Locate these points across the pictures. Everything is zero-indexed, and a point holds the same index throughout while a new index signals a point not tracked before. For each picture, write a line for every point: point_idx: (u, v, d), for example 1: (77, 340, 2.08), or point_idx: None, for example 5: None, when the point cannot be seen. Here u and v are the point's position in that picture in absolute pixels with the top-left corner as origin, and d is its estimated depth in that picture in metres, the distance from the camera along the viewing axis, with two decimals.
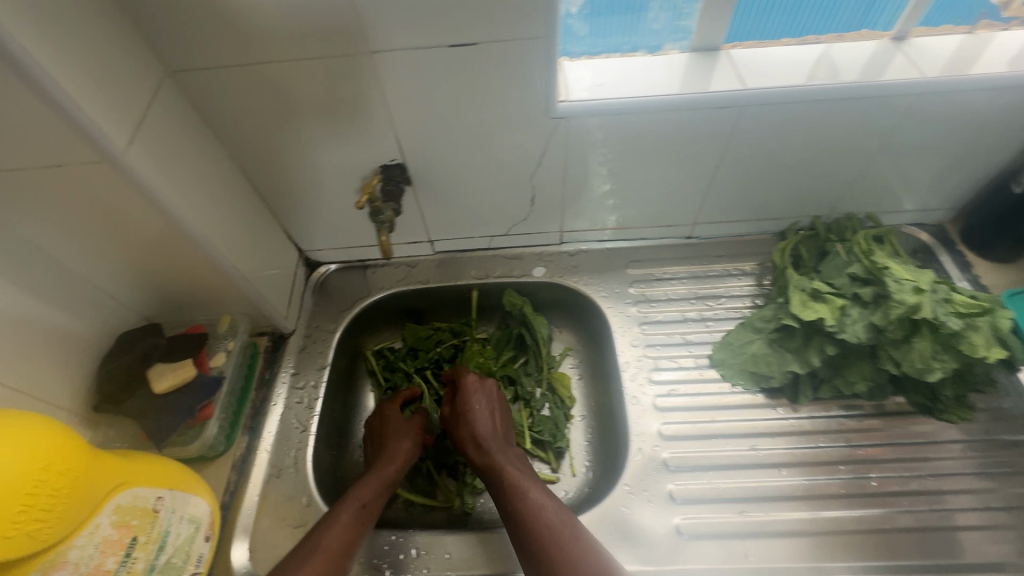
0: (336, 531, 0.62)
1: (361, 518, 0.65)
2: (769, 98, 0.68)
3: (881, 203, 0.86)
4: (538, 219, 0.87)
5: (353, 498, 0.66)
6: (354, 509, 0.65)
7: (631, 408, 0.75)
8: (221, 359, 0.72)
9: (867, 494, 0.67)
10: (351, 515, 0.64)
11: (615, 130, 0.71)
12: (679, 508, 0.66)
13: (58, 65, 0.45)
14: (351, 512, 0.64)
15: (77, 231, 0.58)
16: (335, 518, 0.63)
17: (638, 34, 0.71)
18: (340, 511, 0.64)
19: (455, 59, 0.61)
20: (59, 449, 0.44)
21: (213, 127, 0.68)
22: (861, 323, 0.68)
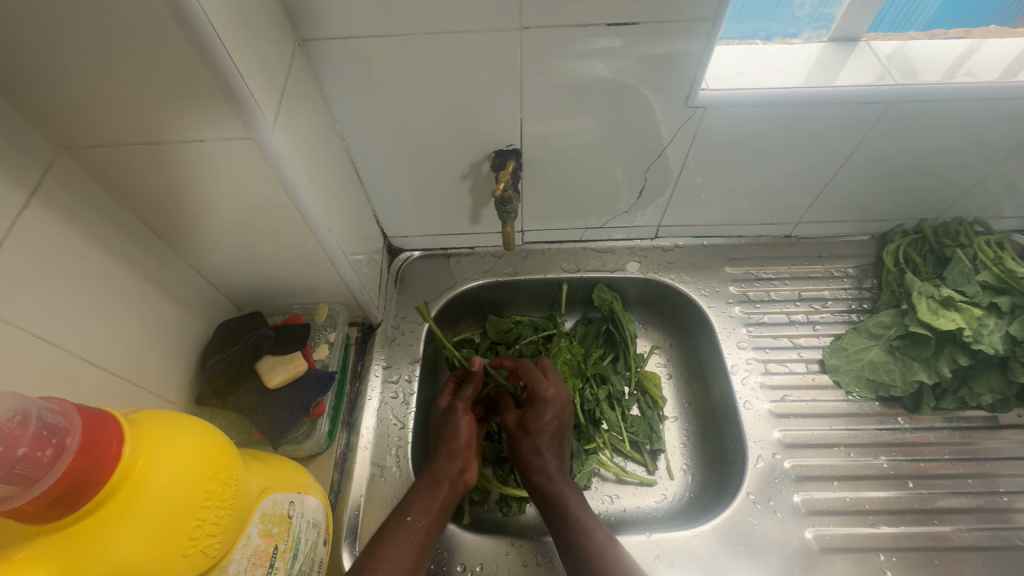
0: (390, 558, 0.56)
1: (417, 548, 0.59)
2: (921, 95, 0.64)
3: (992, 209, 0.83)
4: (639, 212, 0.83)
5: (408, 522, 0.60)
6: (411, 537, 0.59)
7: (745, 414, 0.73)
8: (323, 351, 0.70)
9: (993, 509, 0.66)
10: (407, 544, 0.58)
11: (747, 123, 0.68)
12: (808, 519, 0.65)
13: (226, 27, 0.41)
14: (408, 543, 0.59)
15: (201, 209, 0.55)
16: (390, 547, 0.58)
17: (777, 20, 0.68)
18: (396, 538, 0.58)
19: (607, 38, 0.58)
20: (217, 455, 0.41)
21: (328, 104, 0.64)
22: (998, 334, 0.67)
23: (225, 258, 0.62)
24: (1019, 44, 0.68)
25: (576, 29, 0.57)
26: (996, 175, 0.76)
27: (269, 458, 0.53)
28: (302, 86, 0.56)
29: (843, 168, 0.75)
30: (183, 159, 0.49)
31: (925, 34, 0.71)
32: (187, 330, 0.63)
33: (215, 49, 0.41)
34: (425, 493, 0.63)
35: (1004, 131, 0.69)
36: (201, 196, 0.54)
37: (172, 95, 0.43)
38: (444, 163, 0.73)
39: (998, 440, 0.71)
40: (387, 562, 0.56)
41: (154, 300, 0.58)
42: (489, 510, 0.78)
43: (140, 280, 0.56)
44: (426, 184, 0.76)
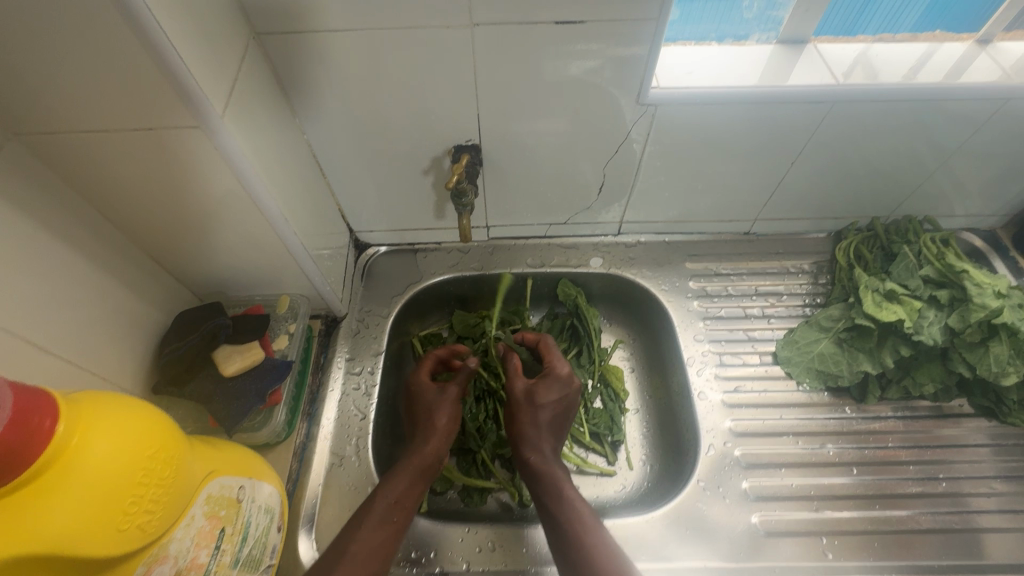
0: (366, 541, 0.58)
1: (396, 532, 0.60)
2: (861, 95, 0.67)
3: (940, 207, 0.85)
4: (600, 209, 0.85)
5: (389, 504, 0.61)
6: (392, 520, 0.60)
7: (699, 404, 0.75)
8: (283, 342, 0.71)
9: (932, 494, 0.69)
10: (385, 525, 0.60)
11: (697, 121, 0.70)
12: (755, 505, 0.67)
13: (171, 20, 0.43)
14: (388, 525, 0.60)
15: (154, 199, 0.56)
16: (369, 530, 0.59)
17: (727, 22, 0.70)
18: (376, 520, 0.59)
19: (557, 36, 0.59)
20: (158, 435, 0.42)
21: (287, 97, 0.65)
22: (937, 326, 0.69)
23: (184, 248, 0.63)
24: (958, 49, 0.71)
25: (525, 26, 0.58)
26: (940, 174, 0.79)
27: (223, 444, 0.55)
28: (257, 79, 0.57)
29: (794, 166, 0.78)
30: (135, 148, 0.50)
31: (872, 38, 0.73)
32: (144, 320, 0.63)
33: (157, 40, 0.42)
34: (410, 476, 0.64)
35: (944, 131, 0.72)
36: (155, 185, 0.54)
37: (119, 85, 0.45)
38: (406, 158, 0.74)
39: (940, 429, 0.74)
40: (364, 547, 0.57)
41: (109, 289, 0.58)
42: (451, 500, 0.79)
43: (94, 268, 0.56)
44: (389, 179, 0.77)
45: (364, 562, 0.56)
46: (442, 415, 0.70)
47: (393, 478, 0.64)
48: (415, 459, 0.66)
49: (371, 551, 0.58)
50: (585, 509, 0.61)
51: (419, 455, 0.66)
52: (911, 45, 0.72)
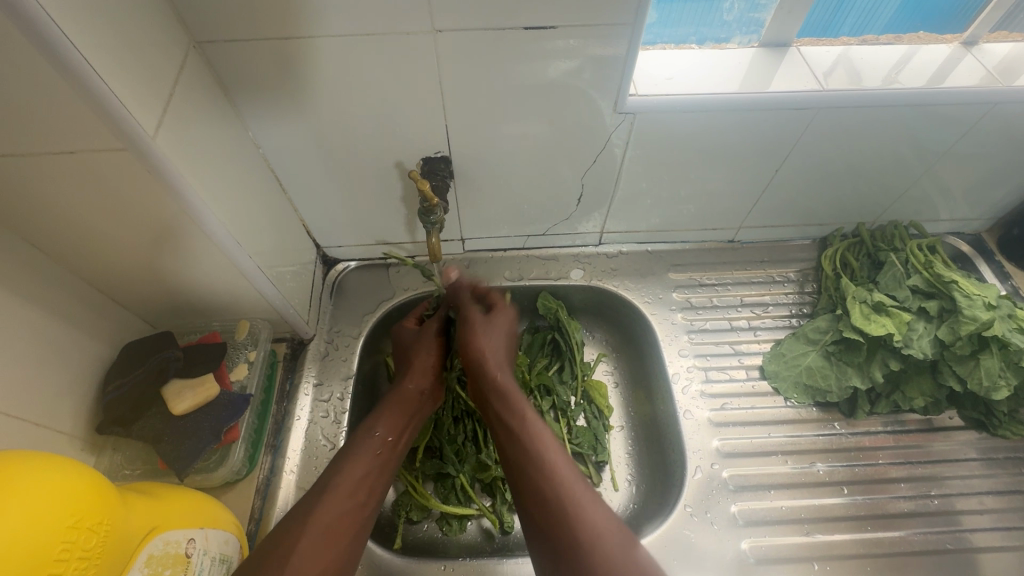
0: (354, 473, 0.58)
1: (382, 462, 0.61)
2: (846, 101, 0.64)
3: (926, 213, 0.83)
4: (580, 219, 0.81)
5: (375, 438, 0.62)
6: (378, 451, 0.61)
7: (685, 423, 0.73)
8: (243, 371, 0.67)
9: (924, 513, 0.68)
10: (372, 457, 0.60)
11: (676, 130, 0.67)
12: (745, 531, 0.66)
13: (78, 30, 0.38)
14: (374, 456, 0.60)
15: (84, 227, 0.51)
16: (356, 463, 0.59)
17: (708, 25, 0.67)
18: (363, 450, 0.60)
19: (526, 42, 0.56)
20: (82, 498, 0.38)
21: (236, 108, 0.60)
22: (927, 338, 0.68)
23: (130, 277, 0.58)
24: (944, 51, 0.69)
25: (492, 32, 0.55)
26: (927, 179, 0.77)
27: (169, 493, 0.51)
28: (196, 92, 0.53)
29: (779, 174, 0.75)
30: (59, 174, 0.45)
31: (858, 40, 0.70)
32: (88, 355, 0.58)
33: (70, 57, 0.38)
34: (393, 414, 0.65)
35: (931, 135, 0.70)
36: (88, 213, 0.49)
37: (29, 109, 0.40)
38: (372, 170, 0.70)
39: (930, 443, 0.72)
40: (351, 480, 0.57)
41: (47, 325, 0.53)
42: (426, 529, 0.75)
43: (28, 304, 0.51)
44: (355, 192, 0.73)
45: (350, 493, 0.56)
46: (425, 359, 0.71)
47: (377, 415, 0.65)
48: (397, 400, 0.67)
49: (358, 482, 0.58)
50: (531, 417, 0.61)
51: (400, 393, 0.68)
52: (894, 47, 0.69)
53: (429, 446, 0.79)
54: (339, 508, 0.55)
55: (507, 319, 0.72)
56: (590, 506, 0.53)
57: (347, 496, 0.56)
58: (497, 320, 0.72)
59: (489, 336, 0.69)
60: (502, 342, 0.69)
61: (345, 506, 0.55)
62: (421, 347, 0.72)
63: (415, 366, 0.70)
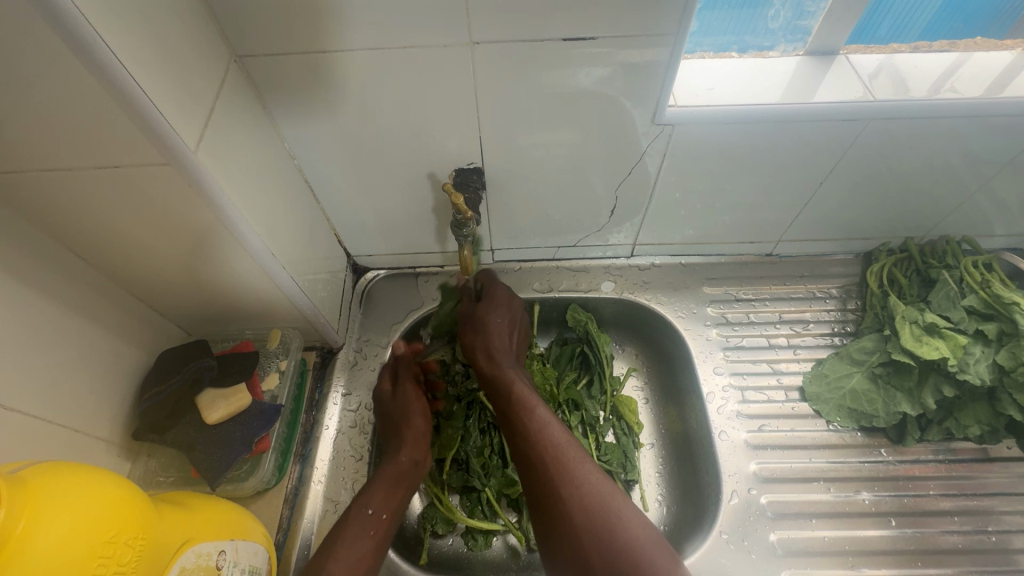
0: (347, 558, 0.56)
1: (377, 544, 0.59)
2: (899, 113, 0.61)
3: (980, 227, 0.78)
4: (611, 230, 0.79)
5: (367, 516, 0.59)
6: (371, 533, 0.59)
7: (721, 444, 0.71)
8: (273, 380, 0.68)
9: (978, 549, 0.65)
10: (366, 540, 0.58)
11: (716, 142, 0.64)
12: (784, 561, 0.63)
13: (128, 53, 0.39)
14: (368, 539, 0.58)
15: (125, 238, 0.52)
16: (347, 545, 0.57)
17: (750, 33, 0.64)
18: (355, 534, 0.58)
19: (564, 54, 0.55)
20: (115, 512, 0.39)
21: (272, 120, 0.60)
22: (984, 363, 0.65)
23: (168, 286, 0.59)
24: (1005, 58, 0.65)
25: (531, 45, 0.54)
26: (983, 193, 0.72)
27: (200, 504, 0.51)
28: (235, 105, 0.53)
29: (823, 187, 0.72)
30: (104, 188, 0.46)
31: (908, 47, 0.66)
32: (128, 363, 0.60)
33: (118, 74, 0.38)
34: (387, 487, 0.63)
35: (989, 147, 0.66)
36: (130, 226, 0.51)
37: (77, 125, 0.41)
38: (404, 182, 0.70)
39: (985, 474, 0.69)
40: (346, 566, 0.55)
41: (89, 334, 0.55)
42: (453, 542, 0.74)
43: (70, 314, 0.53)
44: (387, 203, 0.73)
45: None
46: (415, 422, 0.68)
47: (369, 488, 0.62)
48: (389, 470, 0.64)
49: (350, 570, 0.55)
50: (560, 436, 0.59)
51: (394, 463, 0.65)
52: (947, 54, 0.65)
53: (456, 458, 0.77)
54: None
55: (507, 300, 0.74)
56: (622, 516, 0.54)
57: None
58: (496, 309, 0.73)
59: (498, 319, 0.72)
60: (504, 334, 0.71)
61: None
62: (409, 416, 0.69)
63: (406, 436, 0.67)
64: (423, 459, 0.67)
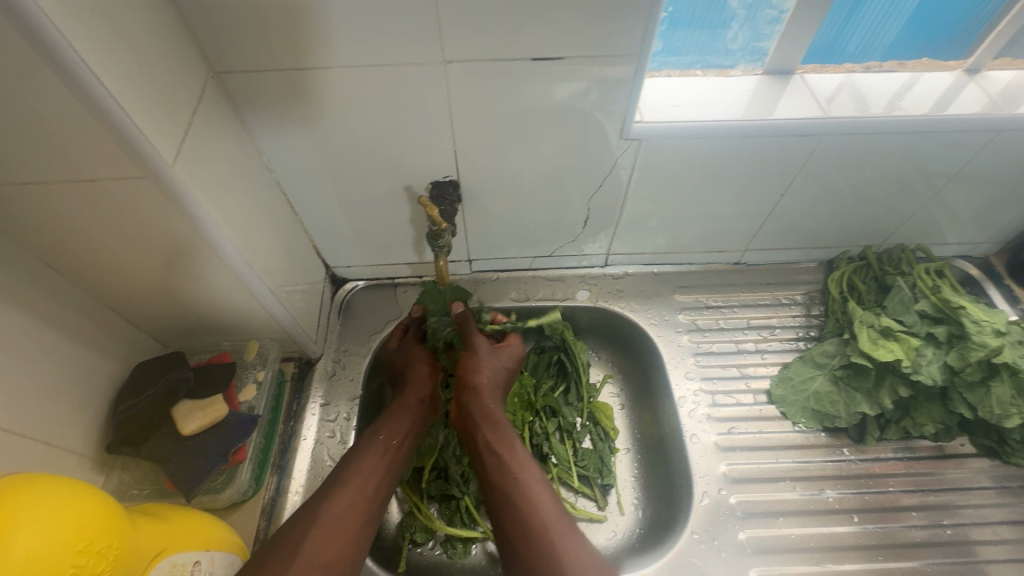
0: (371, 464, 0.61)
1: (388, 465, 0.62)
2: (851, 129, 0.65)
3: (932, 236, 0.83)
4: (586, 240, 0.82)
5: (377, 441, 0.63)
6: (384, 454, 0.63)
7: (692, 447, 0.73)
8: (251, 392, 0.68)
9: (936, 542, 0.68)
10: (377, 459, 0.62)
11: (682, 156, 0.67)
12: (754, 559, 0.66)
13: (107, 70, 0.40)
14: (390, 451, 0.63)
15: (101, 250, 0.52)
16: (359, 463, 0.61)
17: (712, 53, 0.68)
18: (366, 457, 0.62)
19: (533, 72, 0.57)
20: (90, 523, 0.39)
21: (251, 135, 0.62)
22: (936, 364, 0.69)
23: (143, 299, 0.59)
24: (947, 78, 0.69)
25: (501, 63, 0.56)
26: (934, 203, 0.76)
27: (176, 513, 0.52)
28: (213, 119, 0.54)
29: (785, 198, 0.75)
30: (82, 201, 0.47)
31: (863, 66, 0.70)
32: (102, 375, 0.60)
33: (95, 90, 0.39)
34: (396, 415, 0.67)
35: (936, 160, 0.70)
36: (107, 238, 0.51)
37: (54, 140, 0.42)
38: (381, 195, 0.71)
39: (941, 471, 0.73)
40: (359, 478, 0.60)
41: (62, 346, 0.55)
42: (431, 551, 0.74)
43: (43, 325, 0.52)
44: (366, 215, 0.74)
45: (355, 491, 0.59)
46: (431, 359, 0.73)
47: (382, 419, 0.66)
48: (399, 402, 0.68)
49: (362, 481, 0.60)
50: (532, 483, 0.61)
51: (404, 399, 0.69)
52: (896, 74, 0.70)
53: (435, 467, 0.78)
54: (344, 506, 0.57)
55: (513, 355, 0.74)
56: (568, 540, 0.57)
57: (360, 486, 0.59)
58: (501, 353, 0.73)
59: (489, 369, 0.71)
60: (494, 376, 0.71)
61: (359, 496, 0.59)
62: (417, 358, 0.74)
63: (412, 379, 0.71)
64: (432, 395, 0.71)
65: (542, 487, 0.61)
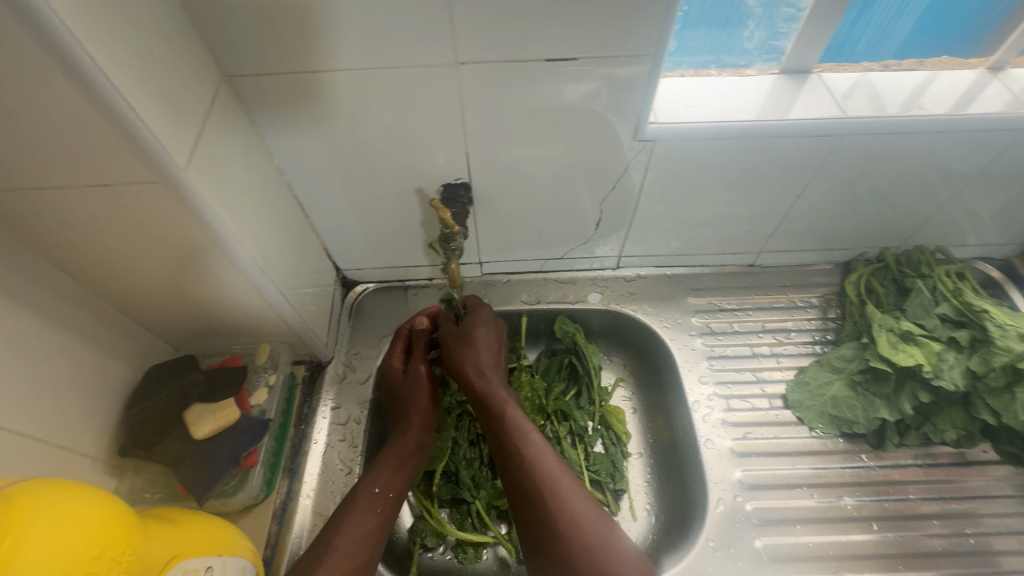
0: (357, 529, 0.58)
1: (381, 522, 0.60)
2: (870, 129, 0.63)
3: (952, 238, 0.81)
4: (598, 243, 0.81)
5: (370, 497, 0.61)
6: (376, 510, 0.60)
7: (706, 452, 0.72)
8: (262, 396, 0.68)
9: (957, 551, 0.66)
10: (372, 517, 0.59)
11: (696, 156, 0.66)
12: (770, 567, 0.65)
13: (121, 75, 0.40)
14: (375, 516, 0.60)
15: (114, 254, 0.52)
16: (354, 521, 0.58)
17: (727, 52, 0.67)
18: (360, 514, 0.59)
19: (546, 73, 0.57)
20: (103, 530, 0.39)
21: (262, 138, 0.61)
22: (958, 369, 0.68)
23: (156, 302, 0.59)
24: (969, 77, 0.68)
25: (514, 64, 0.56)
26: (955, 204, 0.75)
27: (189, 519, 0.51)
28: (225, 123, 0.54)
29: (802, 199, 0.74)
30: (95, 206, 0.47)
31: (880, 65, 0.69)
32: (115, 379, 0.60)
33: (107, 94, 0.39)
34: (393, 468, 0.64)
35: (957, 160, 0.68)
36: (119, 243, 0.51)
37: (67, 146, 0.42)
38: (392, 197, 0.71)
39: (963, 478, 0.71)
40: (350, 540, 0.57)
41: (76, 350, 0.55)
42: (443, 556, 0.74)
43: (58, 329, 0.53)
44: (376, 218, 0.74)
45: (352, 553, 0.56)
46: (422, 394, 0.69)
47: (371, 470, 0.63)
48: (396, 452, 0.65)
49: (357, 543, 0.57)
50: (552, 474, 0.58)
51: (395, 449, 0.65)
52: (916, 72, 0.68)
53: (445, 471, 0.77)
54: (341, 569, 0.55)
55: (484, 325, 0.72)
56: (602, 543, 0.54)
57: (349, 554, 0.56)
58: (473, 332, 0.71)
59: (470, 352, 0.68)
60: (483, 354, 0.69)
61: (350, 563, 0.55)
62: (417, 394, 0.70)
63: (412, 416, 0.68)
64: (429, 443, 0.68)
65: (568, 480, 0.58)
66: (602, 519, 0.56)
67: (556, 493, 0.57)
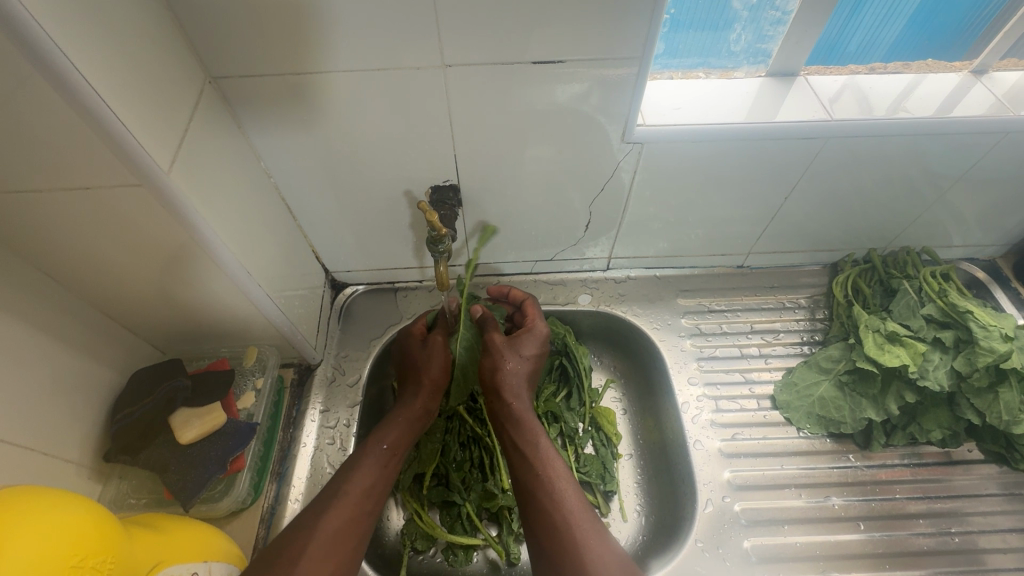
0: (362, 483, 0.58)
1: (386, 477, 0.60)
2: (855, 131, 0.64)
3: (938, 238, 0.82)
4: (588, 244, 0.81)
5: (378, 453, 0.61)
6: (382, 464, 0.60)
7: (695, 453, 0.72)
8: (250, 399, 0.67)
9: (942, 549, 0.67)
10: (378, 470, 0.60)
11: (684, 158, 0.67)
12: (758, 567, 0.65)
13: (102, 78, 0.40)
14: (378, 470, 0.60)
15: (97, 256, 0.52)
16: (358, 476, 0.58)
17: (715, 55, 0.67)
18: (367, 467, 0.59)
19: (535, 75, 0.57)
20: (83, 538, 0.39)
21: (249, 139, 0.61)
22: (943, 369, 0.68)
23: (142, 306, 0.59)
24: (953, 79, 0.68)
25: (502, 67, 0.56)
26: (940, 205, 0.76)
27: (172, 526, 0.51)
28: (210, 125, 0.54)
29: (789, 201, 0.74)
30: (77, 209, 0.46)
31: (866, 67, 0.70)
32: (100, 383, 0.59)
33: (88, 100, 0.39)
34: (402, 427, 0.65)
35: (943, 162, 0.69)
36: (102, 246, 0.51)
37: (48, 149, 0.41)
38: (381, 200, 0.70)
39: (950, 477, 0.72)
40: (355, 494, 0.57)
41: (60, 355, 0.54)
42: (433, 559, 0.74)
43: (40, 332, 0.52)
44: (365, 221, 0.74)
45: (356, 503, 0.57)
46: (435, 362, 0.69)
47: (381, 429, 0.64)
48: (405, 414, 0.66)
49: (363, 494, 0.57)
50: (564, 484, 0.59)
51: (406, 408, 0.66)
52: (901, 75, 0.69)
53: (435, 474, 0.77)
54: (343, 518, 0.55)
55: (535, 340, 0.72)
56: (593, 538, 0.54)
57: (353, 504, 0.56)
58: (522, 342, 0.72)
59: (514, 364, 0.68)
60: (527, 366, 0.70)
61: (352, 515, 0.56)
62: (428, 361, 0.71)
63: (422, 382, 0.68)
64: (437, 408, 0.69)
65: (572, 489, 0.59)
66: (597, 528, 0.56)
67: (558, 498, 0.58)
